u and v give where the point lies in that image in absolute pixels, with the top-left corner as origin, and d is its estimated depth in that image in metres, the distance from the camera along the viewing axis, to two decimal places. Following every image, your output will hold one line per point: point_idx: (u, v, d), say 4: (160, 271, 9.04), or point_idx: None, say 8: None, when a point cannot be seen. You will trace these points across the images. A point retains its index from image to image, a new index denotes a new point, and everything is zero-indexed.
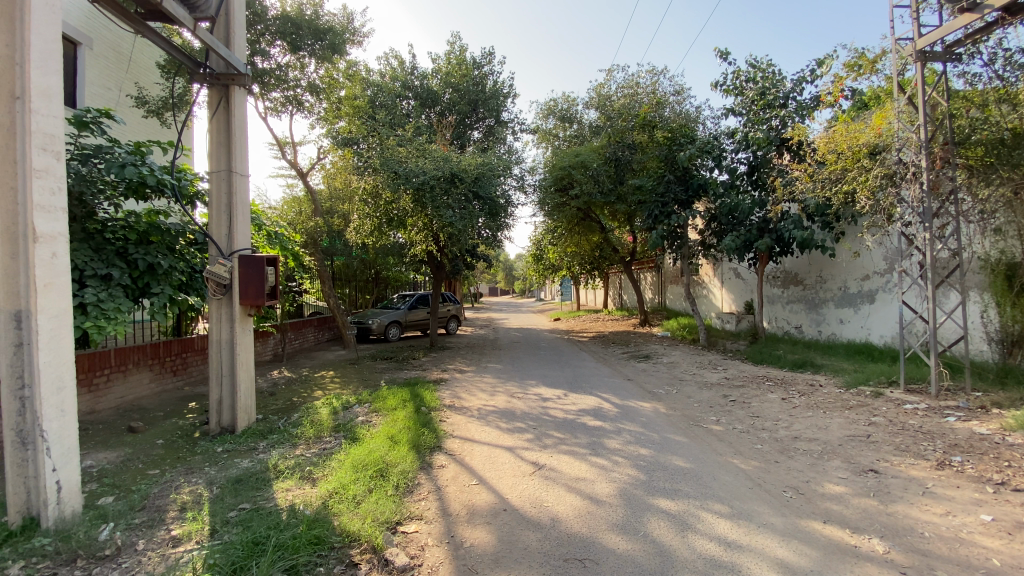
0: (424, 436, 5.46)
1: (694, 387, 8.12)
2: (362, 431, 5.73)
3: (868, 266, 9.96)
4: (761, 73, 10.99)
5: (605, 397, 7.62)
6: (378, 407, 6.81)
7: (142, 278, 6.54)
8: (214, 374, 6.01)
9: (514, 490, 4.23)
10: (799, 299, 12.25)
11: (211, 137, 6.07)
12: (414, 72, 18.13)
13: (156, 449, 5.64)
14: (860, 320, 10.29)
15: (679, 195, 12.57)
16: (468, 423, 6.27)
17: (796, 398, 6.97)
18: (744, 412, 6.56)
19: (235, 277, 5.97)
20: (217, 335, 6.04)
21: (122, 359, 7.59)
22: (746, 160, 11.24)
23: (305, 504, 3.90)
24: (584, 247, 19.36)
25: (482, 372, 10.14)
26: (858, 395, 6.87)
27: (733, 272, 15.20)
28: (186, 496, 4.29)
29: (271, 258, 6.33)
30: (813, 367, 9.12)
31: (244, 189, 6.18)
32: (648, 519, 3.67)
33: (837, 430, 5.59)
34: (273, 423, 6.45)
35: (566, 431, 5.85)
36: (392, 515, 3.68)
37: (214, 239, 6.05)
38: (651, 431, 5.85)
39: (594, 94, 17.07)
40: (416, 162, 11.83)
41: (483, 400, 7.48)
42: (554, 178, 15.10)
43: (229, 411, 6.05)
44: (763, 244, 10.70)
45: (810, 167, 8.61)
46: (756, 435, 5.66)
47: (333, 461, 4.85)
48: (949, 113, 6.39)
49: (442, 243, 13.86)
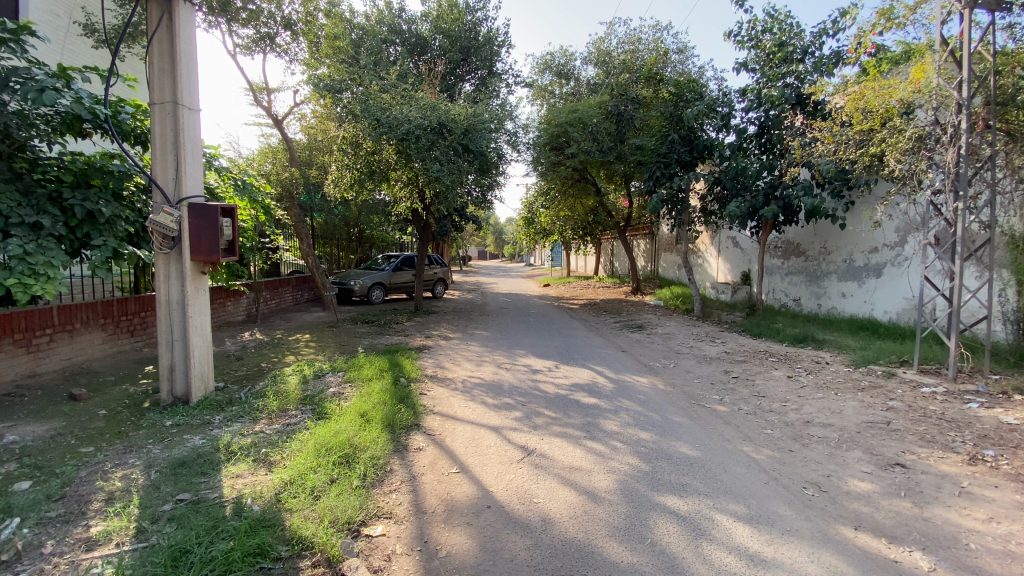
0: (400, 413, 4.89)
1: (693, 361, 7.64)
2: (331, 405, 5.15)
3: (878, 238, 9.44)
4: (779, 24, 10.05)
5: (599, 370, 7.12)
6: (352, 377, 6.22)
7: (81, 227, 5.70)
8: (164, 338, 5.32)
9: (500, 481, 3.68)
10: (800, 270, 11.73)
11: (151, 62, 5.15)
12: (401, 15, 16.69)
13: (96, 421, 5.02)
14: (864, 294, 9.84)
15: (682, 156, 11.79)
16: (450, 397, 5.73)
17: (802, 376, 6.51)
18: (748, 390, 6.08)
19: (186, 228, 5.24)
20: (166, 295, 5.30)
21: (67, 317, 6.86)
22: (756, 119, 10.52)
23: (255, 497, 3.34)
24: (579, 211, 18.59)
25: (468, 339, 9.57)
26: (869, 374, 6.44)
27: (732, 241, 14.66)
28: (117, 484, 3.69)
29: (228, 207, 5.52)
30: (814, 342, 8.68)
31: (194, 127, 5.36)
32: (654, 522, 3.16)
33: (853, 414, 5.14)
34: (234, 392, 5.81)
35: (559, 409, 5.31)
36: (355, 514, 3.13)
37: (160, 185, 5.25)
38: (651, 410, 5.35)
39: (594, 47, 16.01)
40: (400, 109, 10.84)
41: (469, 372, 6.92)
42: (550, 136, 14.24)
43: (183, 379, 5.38)
44: (768, 212, 10.07)
45: (834, 126, 7.89)
46: (764, 417, 5.18)
47: (296, 441, 4.28)
48: (995, 69, 5.69)
49: (428, 201, 13.07)
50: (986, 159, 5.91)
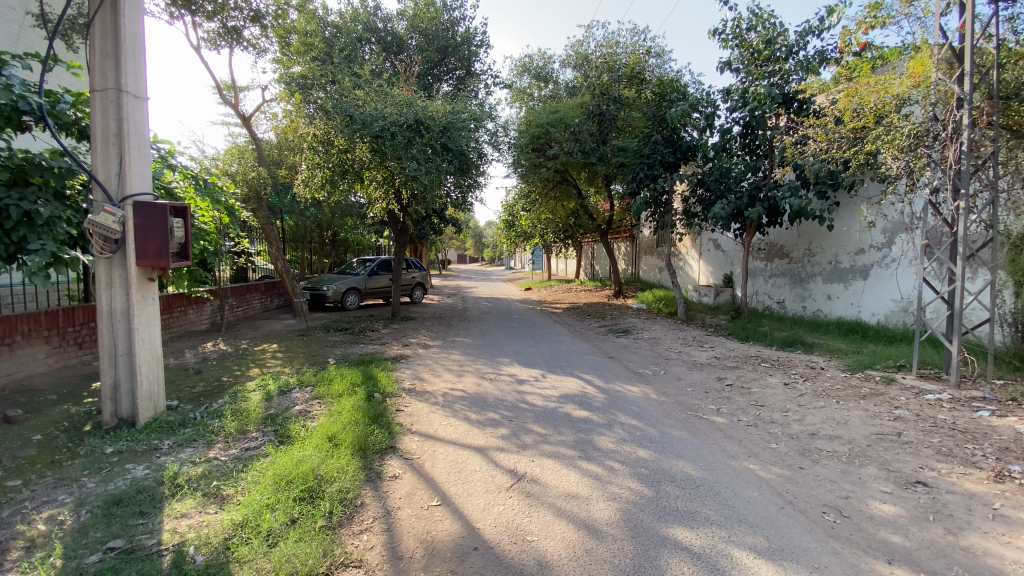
0: (374, 436, 4.40)
1: (683, 367, 7.31)
2: (297, 427, 4.62)
3: (864, 240, 9.34)
4: (764, 22, 9.90)
5: (588, 379, 6.73)
6: (321, 393, 5.68)
7: (16, 230, 5.03)
8: (106, 353, 4.72)
9: (487, 515, 3.24)
10: (784, 273, 11.58)
11: (92, 43, 4.57)
12: (377, 13, 16.19)
13: (26, 449, 4.39)
14: (850, 297, 9.73)
15: (666, 156, 11.46)
16: (430, 413, 5.25)
17: (799, 383, 6.24)
18: (746, 399, 5.78)
19: (130, 229, 4.67)
20: (108, 304, 4.71)
21: (5, 330, 6.15)
22: (741, 119, 10.31)
23: (199, 545, 2.82)
24: (560, 214, 18.27)
25: (448, 347, 9.09)
26: (867, 380, 6.22)
27: (714, 243, 14.52)
28: (39, 528, 3.12)
29: (179, 206, 4.97)
30: (804, 345, 8.48)
31: (141, 117, 4.79)
32: (667, 561, 2.77)
33: (859, 425, 4.87)
34: (187, 412, 5.21)
35: (549, 425, 4.90)
36: (319, 565, 2.66)
37: (100, 181, 4.65)
38: (648, 424, 4.98)
39: (573, 49, 15.81)
40: (375, 105, 10.37)
41: (449, 384, 6.44)
42: (531, 137, 13.93)
43: (129, 398, 4.79)
44: (755, 213, 9.82)
45: (825, 124, 7.70)
46: (767, 430, 4.86)
47: (252, 471, 3.74)
48: (999, 62, 5.62)
49: (405, 202, 12.58)
50: (987, 157, 5.80)
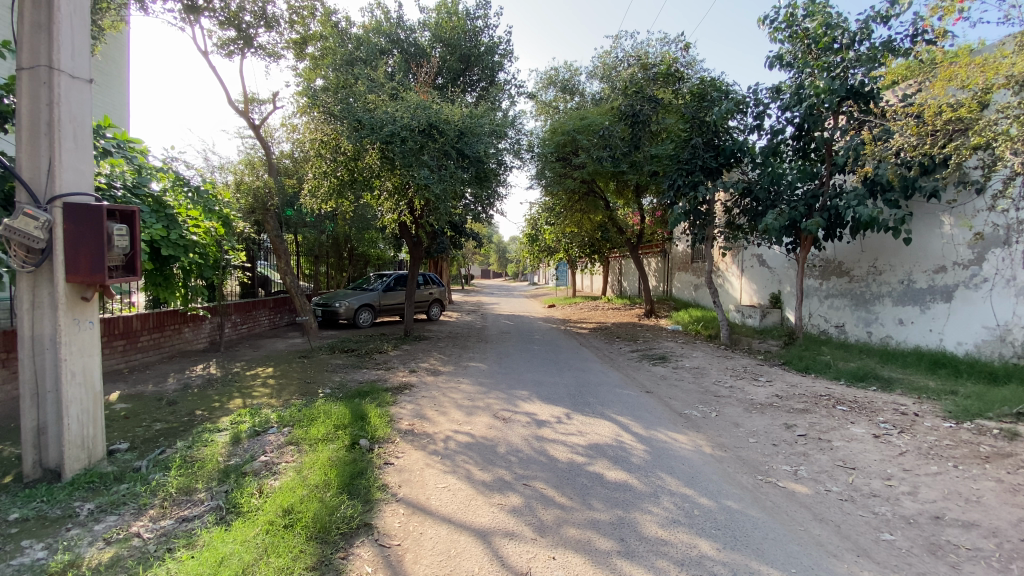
0: (343, 509, 3.35)
1: (739, 408, 6.05)
2: (251, 490, 3.62)
3: (947, 255, 7.95)
4: (821, 9, 8.66)
5: (622, 421, 5.56)
6: (296, 438, 4.67)
7: None
8: (27, 390, 3.83)
9: None
10: (843, 293, 10.06)
11: (21, 12, 3.79)
12: (400, 24, 15.54)
13: None
14: (928, 322, 8.31)
15: (707, 161, 10.22)
16: (424, 468, 4.18)
17: (894, 436, 4.92)
18: (828, 458, 4.51)
19: (58, 236, 3.85)
20: (32, 330, 3.84)
21: None
22: (793, 119, 9.08)
23: None
24: (586, 228, 17.13)
25: (459, 374, 8.02)
26: (983, 435, 4.84)
27: (759, 259, 13.16)
28: None
29: (125, 210, 4.16)
30: (879, 380, 7.10)
31: (78, 101, 3.99)
32: None
33: (998, 506, 3.57)
34: (129, 464, 4.25)
35: (573, 494, 3.75)
36: None
37: (25, 179, 3.84)
38: (707, 495, 3.78)
39: (604, 57, 14.88)
40: (385, 109, 9.57)
41: (454, 425, 5.34)
42: (555, 145, 13.12)
43: (56, 445, 3.90)
44: (813, 223, 8.52)
45: (907, 117, 6.43)
46: (871, 510, 3.61)
47: (163, 566, 2.73)
48: None
49: (419, 212, 11.52)
50: None
